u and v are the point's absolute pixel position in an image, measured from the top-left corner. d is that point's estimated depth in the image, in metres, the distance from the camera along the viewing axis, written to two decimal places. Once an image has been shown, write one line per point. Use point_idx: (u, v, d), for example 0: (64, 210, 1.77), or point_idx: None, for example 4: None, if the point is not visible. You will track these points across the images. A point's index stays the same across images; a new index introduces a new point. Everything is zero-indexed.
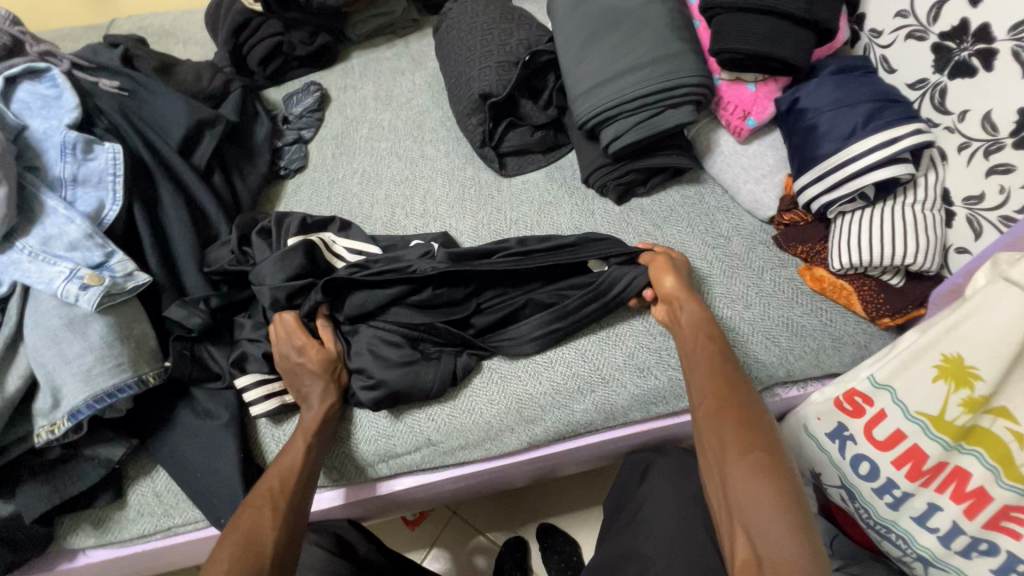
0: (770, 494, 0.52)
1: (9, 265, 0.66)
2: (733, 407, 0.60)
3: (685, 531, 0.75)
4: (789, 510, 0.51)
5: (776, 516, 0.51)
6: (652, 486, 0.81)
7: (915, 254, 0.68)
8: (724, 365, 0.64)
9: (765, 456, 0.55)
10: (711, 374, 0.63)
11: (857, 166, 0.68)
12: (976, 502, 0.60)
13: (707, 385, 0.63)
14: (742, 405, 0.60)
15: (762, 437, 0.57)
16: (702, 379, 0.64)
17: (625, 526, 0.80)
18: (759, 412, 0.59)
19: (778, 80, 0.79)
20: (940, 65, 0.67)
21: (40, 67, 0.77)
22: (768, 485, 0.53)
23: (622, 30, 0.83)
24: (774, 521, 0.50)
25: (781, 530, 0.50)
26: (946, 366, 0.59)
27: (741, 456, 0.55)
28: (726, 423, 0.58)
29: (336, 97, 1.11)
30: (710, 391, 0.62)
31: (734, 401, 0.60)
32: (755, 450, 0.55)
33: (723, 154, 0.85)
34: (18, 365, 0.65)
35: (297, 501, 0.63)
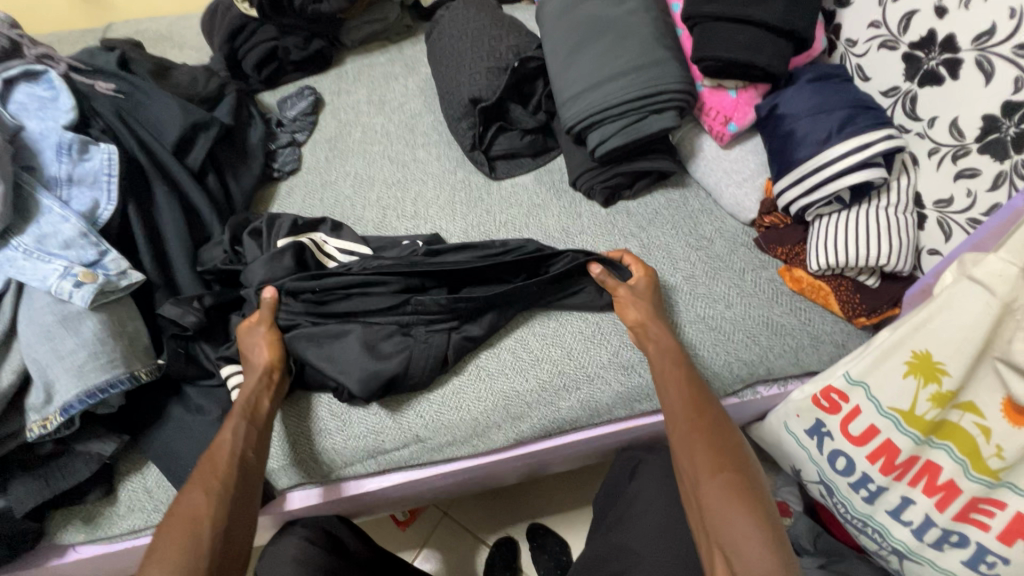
0: (746, 515, 0.54)
1: (5, 263, 0.67)
2: (704, 428, 0.62)
3: (669, 526, 0.76)
4: (763, 527, 0.54)
5: (754, 536, 0.53)
6: (641, 484, 0.81)
7: (889, 255, 0.70)
8: (694, 385, 0.67)
9: (737, 478, 0.58)
10: (682, 396, 0.65)
11: (832, 170, 0.70)
12: (947, 494, 0.62)
13: (679, 404, 0.65)
14: (712, 426, 0.62)
15: (733, 456, 0.60)
16: (673, 400, 0.66)
17: (612, 522, 0.81)
18: (728, 432, 0.62)
19: (758, 87, 0.82)
20: (910, 73, 0.70)
21: (38, 69, 0.79)
22: (743, 506, 0.55)
23: (607, 37, 0.86)
24: (753, 542, 0.53)
25: (759, 550, 0.52)
26: (916, 362, 0.61)
27: (715, 479, 0.58)
28: (699, 444, 0.61)
29: (330, 101, 1.13)
30: (682, 411, 0.64)
31: (704, 422, 0.63)
32: (727, 472, 0.58)
33: (706, 158, 0.88)
34: (11, 361, 0.66)
35: (237, 483, 0.62)
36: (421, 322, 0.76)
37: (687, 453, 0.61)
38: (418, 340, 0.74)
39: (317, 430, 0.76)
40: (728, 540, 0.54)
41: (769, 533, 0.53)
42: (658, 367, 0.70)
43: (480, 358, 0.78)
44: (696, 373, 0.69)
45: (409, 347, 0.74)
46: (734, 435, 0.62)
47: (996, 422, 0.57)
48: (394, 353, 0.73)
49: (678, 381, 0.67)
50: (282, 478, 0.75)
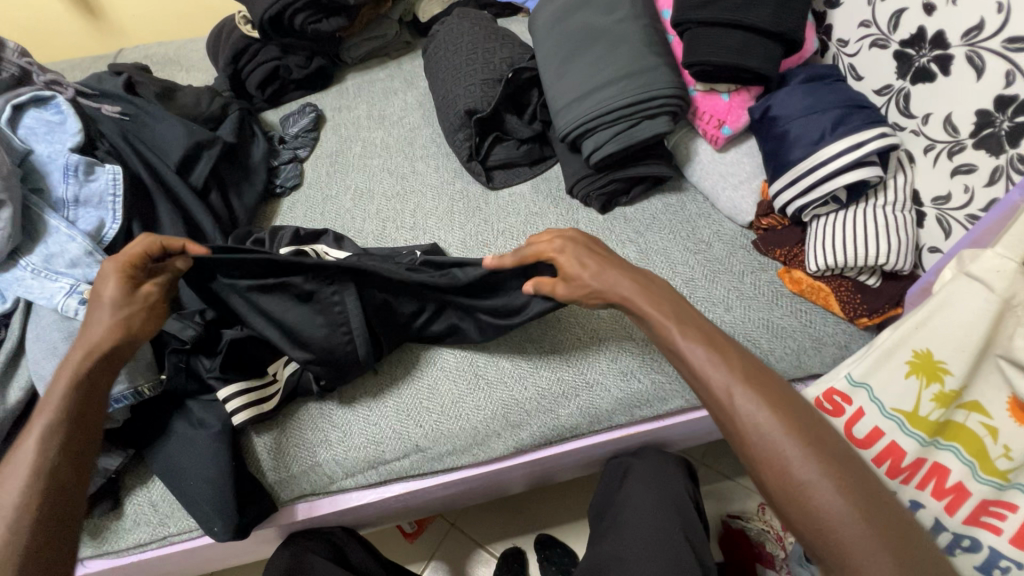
0: (850, 516, 0.45)
1: (14, 282, 0.70)
2: (766, 415, 0.50)
3: (659, 532, 0.77)
4: (871, 521, 0.45)
5: (866, 538, 0.44)
6: (629, 490, 0.83)
7: (888, 254, 0.69)
8: (740, 355, 0.55)
9: (827, 465, 0.47)
10: (731, 368, 0.54)
11: (826, 170, 0.70)
12: (956, 498, 0.61)
13: (732, 378, 0.53)
14: (783, 401, 0.51)
15: (809, 438, 0.49)
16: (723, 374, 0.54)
17: (605, 531, 0.82)
18: (789, 405, 0.51)
19: (751, 89, 0.82)
20: (902, 71, 0.70)
21: (46, 95, 0.82)
22: (842, 507, 0.45)
23: (599, 46, 0.86)
24: (865, 545, 0.44)
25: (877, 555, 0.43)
26: (918, 361, 0.60)
27: (800, 476, 0.47)
28: (766, 435, 0.49)
29: (331, 118, 1.15)
30: (732, 395, 0.52)
31: (763, 403, 0.51)
32: (811, 462, 0.47)
33: (702, 162, 0.88)
34: (19, 377, 0.68)
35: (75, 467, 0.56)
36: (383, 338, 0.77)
37: (753, 447, 0.50)
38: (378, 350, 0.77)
39: (318, 442, 0.76)
40: (833, 545, 0.45)
41: (877, 528, 0.44)
42: (680, 344, 0.57)
43: (478, 362, 0.79)
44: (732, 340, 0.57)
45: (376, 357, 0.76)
46: (797, 407, 0.51)
47: (1004, 422, 0.56)
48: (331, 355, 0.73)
49: (710, 357, 0.55)
50: (285, 490, 0.76)
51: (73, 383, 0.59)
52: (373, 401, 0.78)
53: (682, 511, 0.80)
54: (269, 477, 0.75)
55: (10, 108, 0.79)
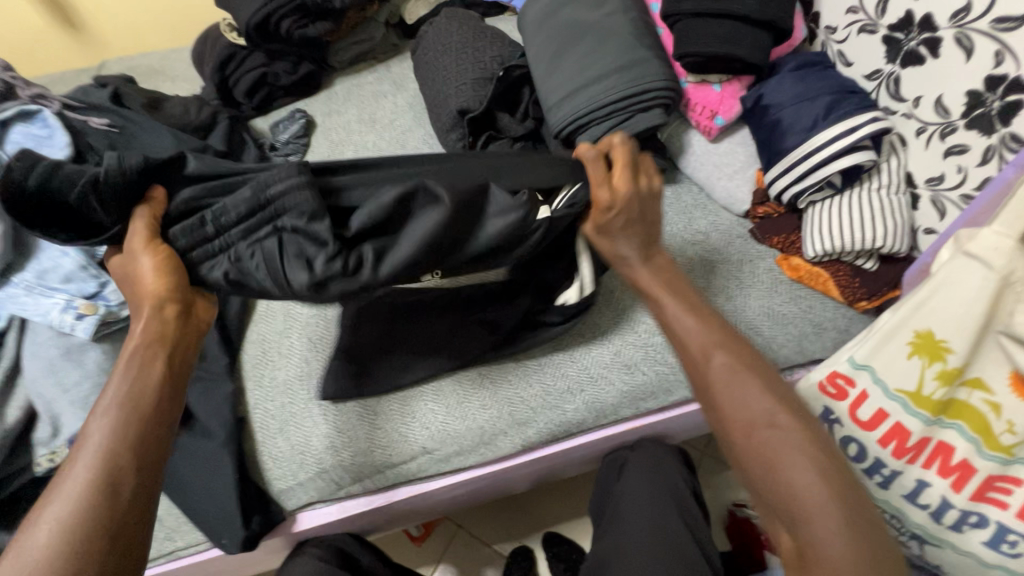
0: (812, 477, 0.45)
1: (7, 299, 0.68)
2: (740, 376, 0.51)
3: (658, 524, 0.78)
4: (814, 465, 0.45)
5: (820, 499, 0.44)
6: (628, 484, 0.83)
7: (885, 237, 0.70)
8: (722, 323, 0.55)
9: (815, 455, 0.46)
10: (692, 334, 0.54)
11: (820, 157, 0.70)
12: (962, 475, 0.61)
13: (691, 338, 0.54)
14: (759, 367, 0.52)
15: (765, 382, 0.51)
16: (688, 329, 0.54)
17: (606, 526, 0.82)
18: (760, 367, 0.52)
19: (742, 79, 0.82)
20: (891, 56, 0.71)
21: (32, 109, 0.81)
22: (806, 473, 0.45)
23: (588, 41, 0.86)
24: (819, 507, 0.44)
25: (840, 509, 0.43)
26: (919, 342, 0.60)
27: (783, 470, 0.46)
28: (755, 407, 0.49)
29: (321, 123, 1.14)
30: (708, 355, 0.52)
31: (746, 376, 0.50)
32: (784, 415, 0.48)
33: (695, 153, 0.88)
34: (17, 396, 0.67)
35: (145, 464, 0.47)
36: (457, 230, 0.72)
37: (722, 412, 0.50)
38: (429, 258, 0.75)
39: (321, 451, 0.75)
40: (791, 509, 0.45)
41: (841, 504, 0.43)
42: (670, 317, 0.55)
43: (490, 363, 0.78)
44: (696, 297, 0.57)
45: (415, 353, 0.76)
46: (751, 356, 0.52)
47: (1006, 397, 0.58)
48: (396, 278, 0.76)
49: (695, 325, 0.54)
50: (291, 498, 0.75)
51: (128, 375, 0.50)
52: (368, 408, 0.76)
53: (681, 500, 0.81)
54: (273, 486, 0.75)
55: None
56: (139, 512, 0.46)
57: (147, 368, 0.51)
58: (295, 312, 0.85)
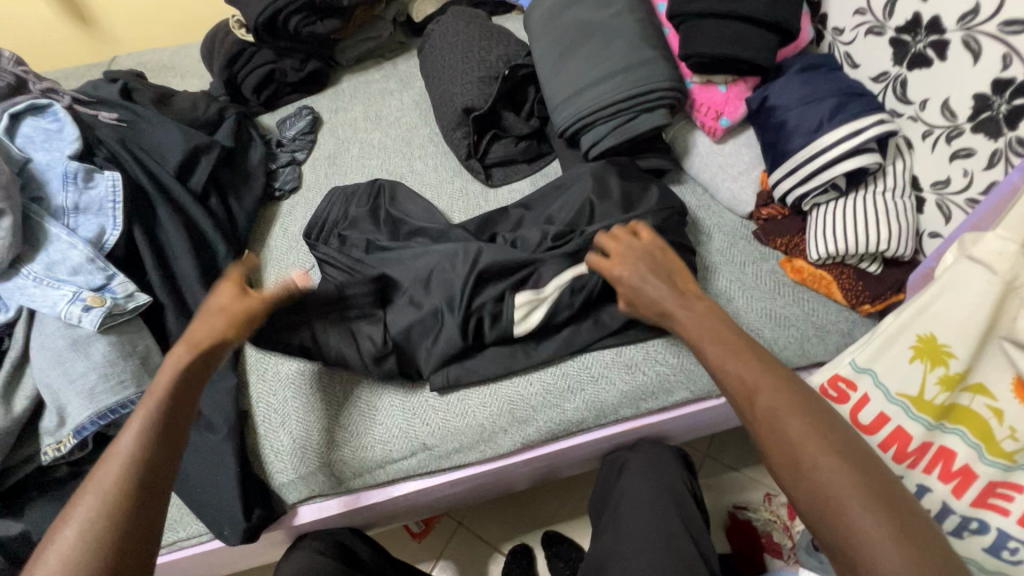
0: (865, 518, 0.41)
1: (16, 291, 0.69)
2: (801, 425, 0.46)
3: (659, 526, 0.78)
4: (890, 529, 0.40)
5: (900, 566, 0.39)
6: (627, 484, 0.83)
7: (888, 240, 0.69)
8: (777, 366, 0.51)
9: (882, 516, 0.41)
10: (747, 374, 0.51)
11: (826, 159, 0.70)
12: (963, 481, 0.61)
13: (747, 380, 0.50)
14: (813, 411, 0.47)
15: (825, 426, 0.46)
16: (744, 371, 0.51)
17: (606, 526, 0.82)
18: (817, 415, 0.47)
19: (748, 80, 0.82)
20: (898, 58, 0.70)
21: (43, 103, 0.82)
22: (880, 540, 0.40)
23: (594, 41, 0.86)
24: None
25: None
26: (922, 346, 0.60)
27: (854, 529, 0.41)
28: (807, 454, 0.45)
29: (328, 120, 1.15)
30: (754, 397, 0.49)
31: (801, 422, 0.47)
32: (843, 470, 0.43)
33: (700, 154, 0.88)
34: (25, 386, 0.68)
35: (167, 450, 0.50)
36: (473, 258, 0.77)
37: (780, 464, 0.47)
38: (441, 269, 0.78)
39: (326, 442, 0.76)
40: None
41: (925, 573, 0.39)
42: (717, 363, 0.53)
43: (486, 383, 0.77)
44: (761, 350, 0.53)
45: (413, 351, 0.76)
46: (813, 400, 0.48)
47: (1008, 404, 0.57)
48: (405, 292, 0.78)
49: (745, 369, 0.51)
50: (292, 492, 0.75)
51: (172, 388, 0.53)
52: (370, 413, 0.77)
53: (682, 502, 0.81)
54: (275, 479, 0.75)
55: (7, 117, 0.79)
56: (159, 501, 0.48)
57: (191, 378, 0.55)
58: None
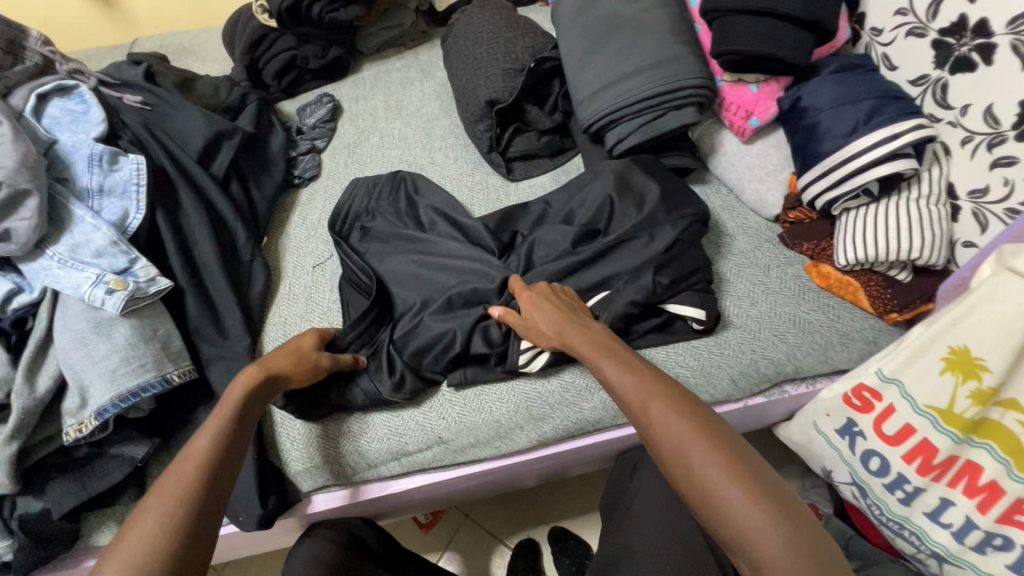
0: (747, 505, 0.46)
1: (41, 271, 0.70)
2: (676, 420, 0.53)
3: (671, 523, 0.77)
4: (746, 488, 0.47)
5: (757, 519, 0.46)
6: (642, 483, 0.82)
7: (921, 249, 0.68)
8: (654, 372, 0.59)
9: (742, 480, 0.48)
10: (631, 383, 0.58)
11: (859, 163, 0.68)
12: (988, 496, 0.59)
13: (631, 389, 0.58)
14: (687, 405, 0.54)
15: (696, 417, 0.53)
16: (627, 381, 0.58)
17: (620, 524, 0.82)
18: (689, 407, 0.54)
19: (779, 80, 0.80)
20: (940, 61, 0.68)
21: (70, 84, 0.82)
22: (738, 499, 0.47)
23: (623, 35, 0.85)
24: (759, 527, 0.45)
25: (773, 528, 0.45)
26: (953, 358, 0.59)
27: (723, 501, 0.47)
28: (687, 445, 0.51)
29: (348, 108, 1.14)
30: (648, 408, 0.55)
31: (672, 413, 0.54)
32: (706, 450, 0.50)
33: (726, 154, 0.87)
34: (47, 367, 0.68)
35: (229, 454, 0.57)
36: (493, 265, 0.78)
37: (664, 456, 0.53)
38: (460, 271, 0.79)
39: (341, 433, 0.76)
40: (742, 540, 0.46)
41: (774, 516, 0.46)
42: (611, 377, 0.60)
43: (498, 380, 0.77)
44: (640, 360, 0.61)
45: (427, 346, 0.75)
46: (686, 398, 0.56)
47: None
48: (420, 292, 0.79)
49: (631, 380, 0.58)
50: (306, 481, 0.76)
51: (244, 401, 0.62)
52: (387, 412, 0.77)
53: None
54: (290, 467, 0.75)
55: (35, 97, 0.79)
56: (221, 495, 0.54)
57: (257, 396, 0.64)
58: (318, 296, 0.87)
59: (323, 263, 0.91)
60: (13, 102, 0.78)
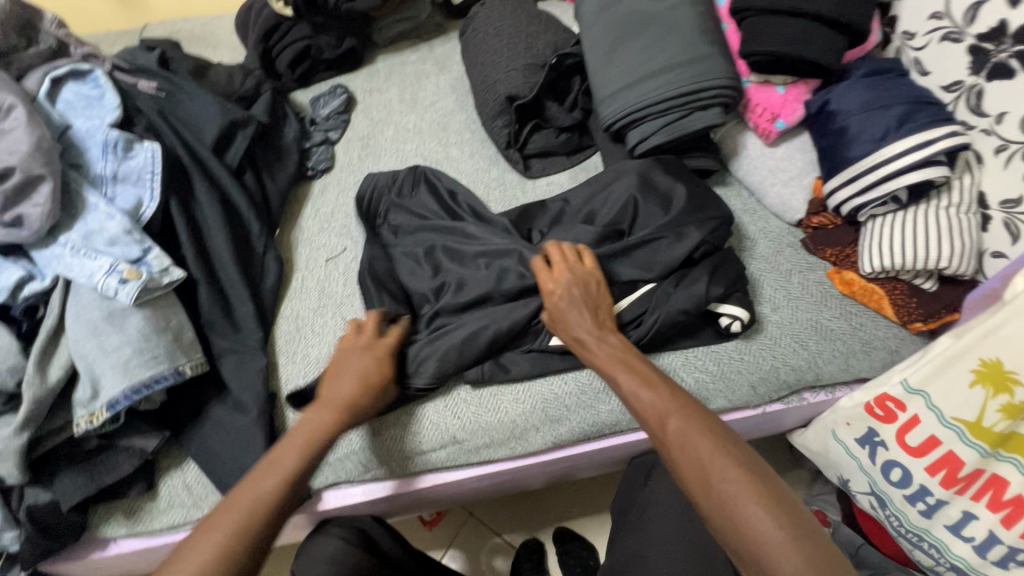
0: (764, 519, 0.48)
1: (53, 259, 0.69)
2: (697, 434, 0.53)
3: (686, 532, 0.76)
4: (765, 504, 0.48)
5: (780, 538, 0.47)
6: (656, 488, 0.81)
7: (950, 258, 0.67)
8: (670, 383, 0.59)
9: (761, 496, 0.49)
10: (649, 393, 0.58)
11: (890, 169, 0.67)
12: (1014, 511, 0.58)
13: (650, 399, 0.58)
14: (706, 419, 0.55)
15: (715, 431, 0.54)
16: (645, 391, 0.58)
17: (630, 528, 0.80)
18: (708, 422, 0.55)
19: (808, 82, 0.79)
20: (976, 67, 0.67)
21: (84, 68, 0.81)
22: (760, 516, 0.48)
23: (649, 33, 0.84)
24: (781, 545, 0.46)
25: (793, 545, 0.46)
26: (985, 370, 0.59)
27: (745, 516, 0.48)
28: (707, 459, 0.52)
29: (362, 100, 1.13)
30: (665, 420, 0.56)
31: (691, 426, 0.54)
32: (728, 467, 0.51)
33: (750, 156, 0.85)
34: (58, 356, 0.67)
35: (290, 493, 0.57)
36: (514, 265, 0.77)
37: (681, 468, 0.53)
38: (477, 272, 0.78)
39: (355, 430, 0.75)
40: (761, 556, 0.47)
41: (794, 534, 0.47)
42: (627, 386, 0.60)
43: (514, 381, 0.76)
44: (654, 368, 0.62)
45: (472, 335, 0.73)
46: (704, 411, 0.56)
47: None
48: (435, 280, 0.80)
49: (648, 389, 0.58)
50: (317, 477, 0.76)
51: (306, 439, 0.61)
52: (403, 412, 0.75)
53: None
54: None
55: (49, 81, 0.78)
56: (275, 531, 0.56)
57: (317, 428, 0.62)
58: (330, 290, 0.86)
59: (336, 256, 0.90)
60: (26, 85, 0.77)
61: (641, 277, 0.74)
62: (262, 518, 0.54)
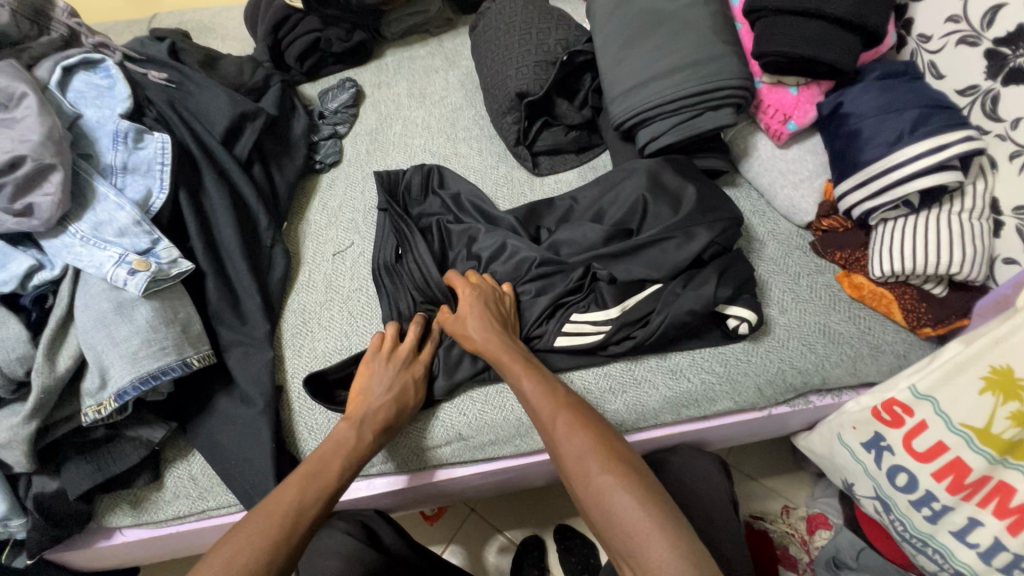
0: (632, 507, 0.52)
1: (62, 249, 0.68)
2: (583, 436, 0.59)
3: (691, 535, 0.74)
4: (634, 494, 0.53)
5: (643, 522, 0.51)
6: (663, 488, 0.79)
7: (961, 264, 0.66)
8: (563, 389, 0.65)
9: (632, 488, 0.54)
10: (541, 396, 0.64)
11: (903, 173, 0.67)
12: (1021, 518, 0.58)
13: (543, 399, 0.63)
14: (591, 421, 0.61)
15: (598, 433, 0.59)
16: (536, 392, 0.64)
17: None
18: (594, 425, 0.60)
19: (821, 84, 0.79)
20: (993, 71, 0.66)
21: (96, 58, 0.81)
22: (630, 505, 0.53)
23: (663, 31, 0.83)
24: (644, 529, 0.51)
25: (657, 531, 0.51)
26: (994, 377, 0.58)
27: (614, 506, 0.53)
28: (586, 457, 0.57)
29: (371, 94, 1.12)
30: (554, 419, 0.61)
31: (577, 427, 0.60)
32: (602, 461, 0.56)
33: (760, 158, 0.85)
34: (67, 346, 0.67)
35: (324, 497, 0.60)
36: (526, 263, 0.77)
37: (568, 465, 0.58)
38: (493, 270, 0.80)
39: None
40: (630, 542, 0.51)
41: (660, 521, 0.51)
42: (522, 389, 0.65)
43: None
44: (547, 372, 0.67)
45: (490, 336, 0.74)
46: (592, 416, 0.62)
47: None
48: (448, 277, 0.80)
49: (542, 390, 0.64)
50: None
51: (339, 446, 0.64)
52: None
53: (723, 512, 0.78)
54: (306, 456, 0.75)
55: (60, 70, 0.78)
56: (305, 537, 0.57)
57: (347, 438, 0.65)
58: (337, 284, 0.86)
59: (344, 251, 0.90)
60: (37, 73, 0.77)
61: (650, 277, 0.74)
62: (297, 526, 0.57)
